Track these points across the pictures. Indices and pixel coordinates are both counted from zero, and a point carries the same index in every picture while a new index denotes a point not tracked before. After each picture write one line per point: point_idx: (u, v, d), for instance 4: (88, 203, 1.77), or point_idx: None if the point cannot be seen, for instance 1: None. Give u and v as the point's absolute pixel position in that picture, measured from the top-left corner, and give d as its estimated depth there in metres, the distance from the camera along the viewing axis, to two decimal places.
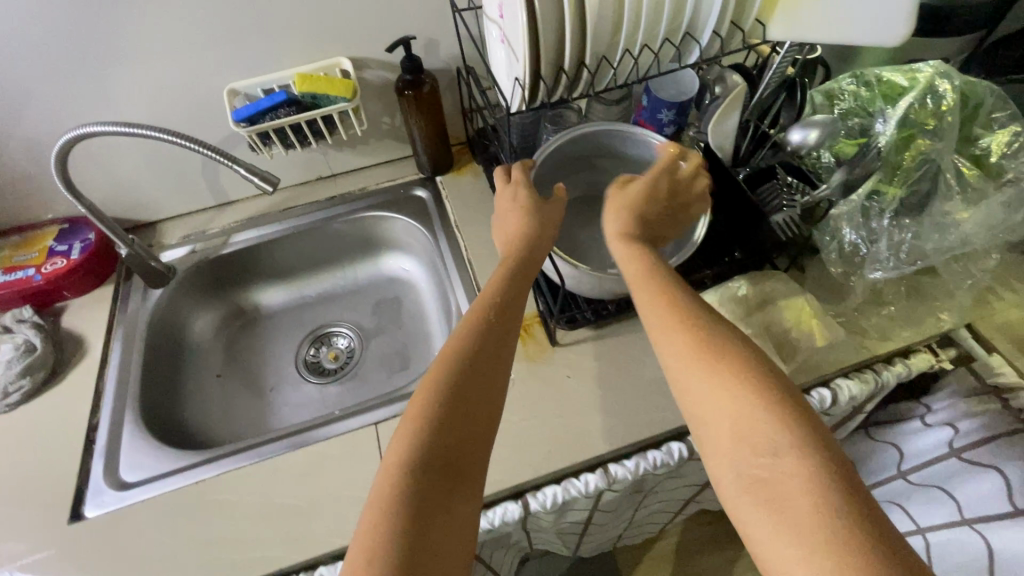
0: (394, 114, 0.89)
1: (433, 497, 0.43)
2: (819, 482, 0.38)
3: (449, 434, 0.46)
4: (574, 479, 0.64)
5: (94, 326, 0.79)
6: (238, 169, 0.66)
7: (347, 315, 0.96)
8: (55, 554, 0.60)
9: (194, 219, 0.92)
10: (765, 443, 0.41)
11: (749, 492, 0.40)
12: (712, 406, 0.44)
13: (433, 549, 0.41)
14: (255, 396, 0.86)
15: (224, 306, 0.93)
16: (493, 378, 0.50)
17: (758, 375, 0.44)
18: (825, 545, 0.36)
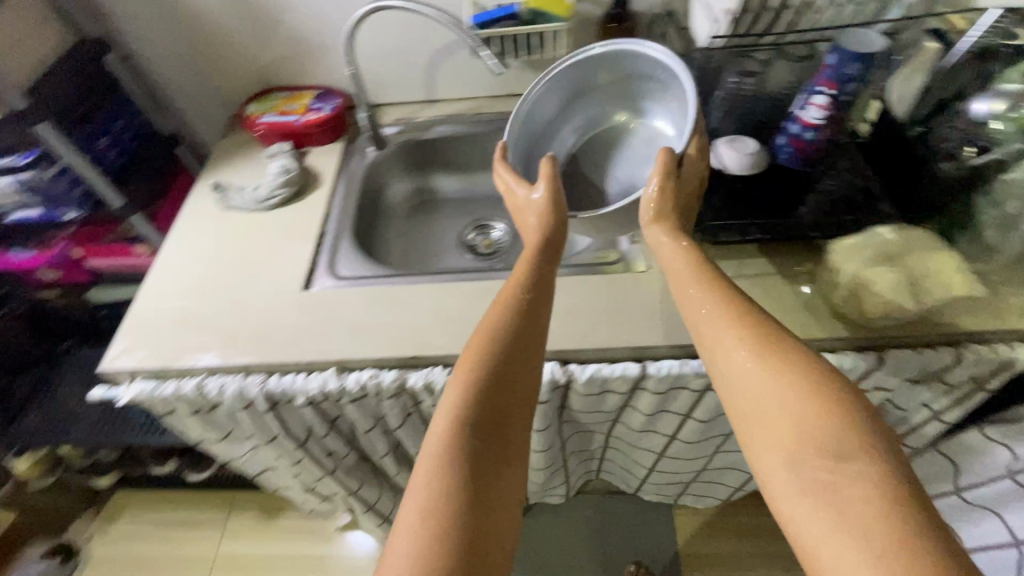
0: (589, 47, 1.03)
1: (503, 420, 0.53)
2: (874, 488, 0.42)
3: (502, 377, 0.55)
4: (691, 360, 0.74)
5: (328, 168, 1.02)
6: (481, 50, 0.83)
7: (503, 214, 1.12)
8: (291, 306, 0.82)
9: (407, 108, 1.13)
10: (830, 448, 0.44)
11: (804, 491, 0.44)
12: (766, 411, 0.49)
13: (498, 463, 0.51)
14: (423, 256, 1.06)
15: (411, 183, 1.13)
16: (535, 347, 0.58)
17: (832, 401, 0.47)
18: (896, 545, 0.39)
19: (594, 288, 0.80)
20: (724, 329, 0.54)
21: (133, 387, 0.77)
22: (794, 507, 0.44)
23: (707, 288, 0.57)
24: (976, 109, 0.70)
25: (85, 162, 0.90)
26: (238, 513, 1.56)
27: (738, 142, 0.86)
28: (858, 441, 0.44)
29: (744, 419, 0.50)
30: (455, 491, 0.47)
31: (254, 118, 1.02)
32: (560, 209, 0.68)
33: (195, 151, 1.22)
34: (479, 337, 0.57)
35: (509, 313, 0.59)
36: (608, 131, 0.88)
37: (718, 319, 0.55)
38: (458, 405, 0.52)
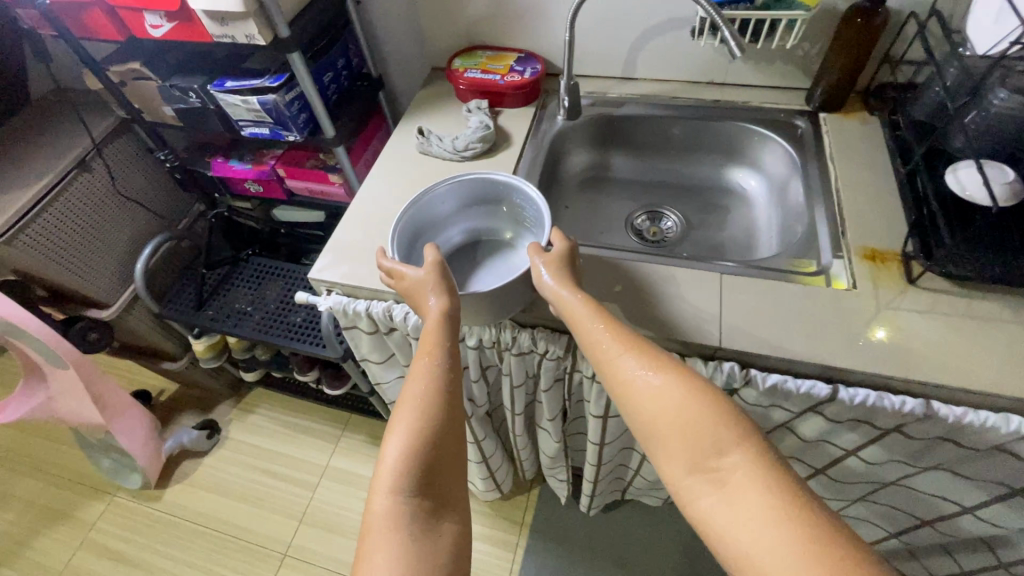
0: (817, 42, 0.95)
1: (450, 427, 0.58)
2: (762, 475, 0.47)
3: (444, 377, 0.61)
4: (891, 395, 0.68)
5: (519, 130, 1.05)
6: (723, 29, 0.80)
7: (675, 205, 1.09)
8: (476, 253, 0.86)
9: (600, 82, 1.12)
10: (707, 441, 0.51)
11: (701, 482, 0.50)
12: (679, 420, 0.53)
13: (448, 462, 0.57)
14: (589, 232, 1.06)
15: (587, 158, 1.13)
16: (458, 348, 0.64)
17: (709, 401, 0.53)
18: (807, 539, 0.43)
19: (789, 295, 0.75)
20: (622, 356, 0.59)
21: (333, 298, 0.86)
22: (704, 511, 0.49)
23: (614, 330, 0.61)
24: None
25: (317, 95, 1.02)
26: (350, 433, 1.70)
27: (993, 168, 0.75)
28: (718, 432, 0.50)
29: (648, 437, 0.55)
30: (419, 479, 0.54)
31: (459, 72, 1.07)
32: (451, 279, 0.69)
33: (389, 97, 1.31)
34: (422, 369, 0.61)
35: (440, 349, 0.63)
36: (492, 240, 0.88)
37: (601, 343, 0.61)
38: (415, 395, 0.59)
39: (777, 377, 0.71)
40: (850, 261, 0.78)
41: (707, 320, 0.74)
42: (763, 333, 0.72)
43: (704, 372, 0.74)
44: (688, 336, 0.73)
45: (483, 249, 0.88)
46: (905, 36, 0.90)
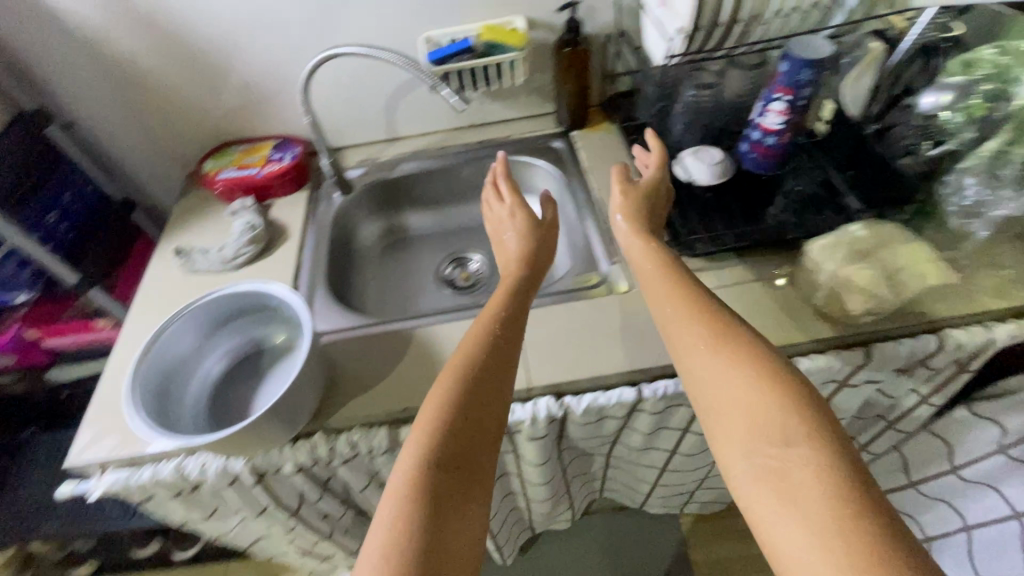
0: (546, 72, 1.03)
1: (486, 406, 0.58)
2: (822, 475, 0.48)
3: (479, 378, 0.60)
4: (685, 377, 0.74)
5: (294, 219, 0.99)
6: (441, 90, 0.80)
7: (479, 245, 1.11)
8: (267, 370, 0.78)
9: (370, 148, 1.11)
10: (780, 435, 0.51)
11: (761, 475, 0.51)
12: (748, 406, 0.53)
13: (476, 445, 0.56)
14: (401, 297, 1.04)
15: (381, 224, 1.11)
16: (508, 369, 0.62)
17: (792, 393, 0.53)
18: (834, 520, 0.46)
19: (580, 313, 0.79)
20: (686, 325, 0.61)
21: (105, 479, 0.71)
22: (745, 480, 0.52)
23: (683, 310, 0.62)
24: (925, 103, 0.73)
25: (54, 257, 0.91)
26: None
27: (703, 152, 0.88)
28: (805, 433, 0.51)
29: (718, 435, 0.55)
30: (433, 469, 0.52)
31: (212, 175, 0.99)
32: (537, 231, 0.82)
33: (151, 214, 1.18)
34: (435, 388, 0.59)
35: (472, 356, 0.62)
36: (261, 349, 0.78)
37: (685, 329, 0.61)
38: (441, 393, 0.58)
39: (589, 396, 0.74)
40: (623, 264, 0.84)
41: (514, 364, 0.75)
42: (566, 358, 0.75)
43: (528, 415, 0.73)
44: None
45: (258, 363, 0.78)
46: (611, 53, 1.01)
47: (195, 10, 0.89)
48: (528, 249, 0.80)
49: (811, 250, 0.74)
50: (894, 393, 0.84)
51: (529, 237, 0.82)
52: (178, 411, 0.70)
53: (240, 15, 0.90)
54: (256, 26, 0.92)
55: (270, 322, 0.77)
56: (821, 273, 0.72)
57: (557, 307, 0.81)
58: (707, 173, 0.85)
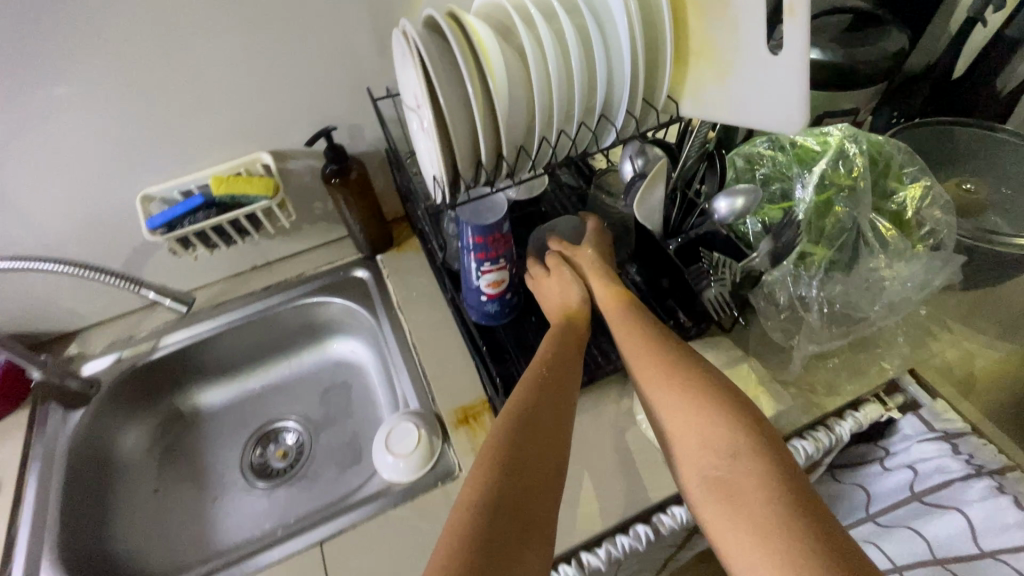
0: (326, 199, 0.87)
1: (533, 449, 0.49)
2: (772, 481, 0.45)
3: (533, 415, 0.52)
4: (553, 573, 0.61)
5: (10, 457, 0.73)
6: (145, 292, 0.71)
7: (294, 408, 0.91)
8: None
9: (120, 323, 0.87)
10: (731, 448, 0.48)
11: (712, 488, 0.47)
12: (705, 423, 0.50)
13: (533, 486, 0.47)
14: (198, 511, 0.80)
15: (158, 415, 0.87)
16: (551, 438, 0.51)
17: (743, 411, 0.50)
18: (779, 531, 0.42)
19: (403, 523, 0.63)
20: (648, 352, 0.58)
21: None
22: (694, 473, 0.49)
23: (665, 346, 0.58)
24: (721, 208, 0.64)
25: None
26: None
27: (397, 430, 0.70)
28: (730, 422, 0.49)
29: (672, 434, 0.52)
30: (487, 516, 0.43)
31: None
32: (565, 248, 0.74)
33: None
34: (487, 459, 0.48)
35: (536, 408, 0.53)
36: None
37: (644, 336, 0.60)
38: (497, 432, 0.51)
39: None
40: (450, 438, 0.70)
41: None
42: None
43: None
44: None
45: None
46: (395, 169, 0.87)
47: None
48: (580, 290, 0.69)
49: None
50: None
51: (567, 284, 0.70)
52: None
53: None
54: None
55: None
56: None
57: (372, 519, 0.64)
58: (416, 457, 0.67)
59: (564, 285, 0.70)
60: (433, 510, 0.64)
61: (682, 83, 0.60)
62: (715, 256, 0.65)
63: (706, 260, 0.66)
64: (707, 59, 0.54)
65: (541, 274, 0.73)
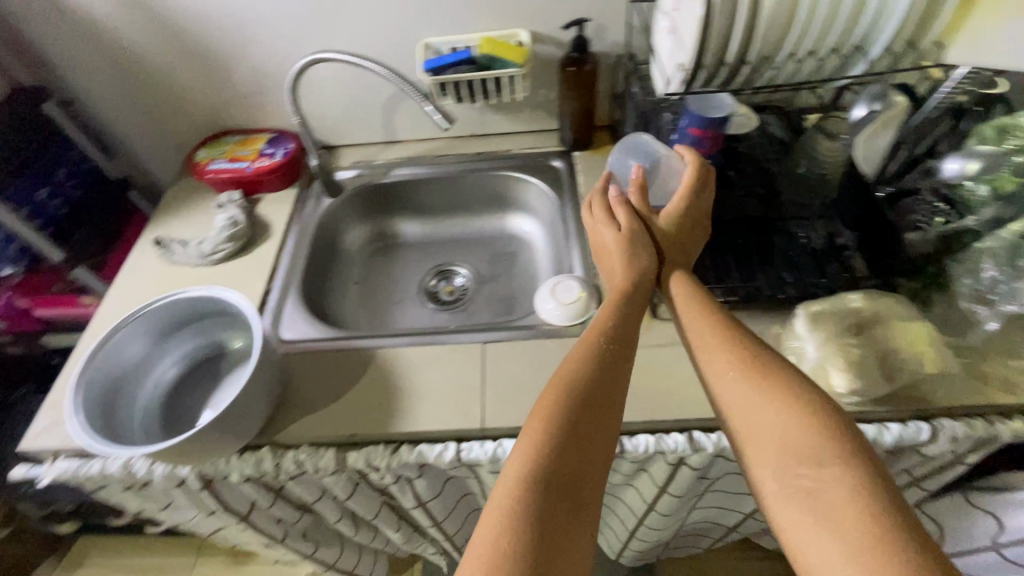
0: (551, 88, 0.98)
1: (590, 427, 0.51)
2: (860, 490, 0.45)
3: (591, 391, 0.53)
4: (667, 436, 0.70)
5: (280, 216, 0.98)
6: (426, 106, 0.76)
7: (468, 258, 1.08)
8: (232, 365, 0.76)
9: (365, 149, 1.08)
10: (812, 457, 0.48)
11: (792, 494, 0.47)
12: (786, 430, 0.49)
13: (586, 466, 0.49)
14: (382, 308, 1.01)
15: (372, 228, 1.09)
16: (609, 415, 0.53)
17: (826, 420, 0.49)
18: (861, 538, 0.43)
19: (549, 353, 0.76)
20: (721, 350, 0.56)
21: (56, 466, 0.73)
22: (770, 480, 0.49)
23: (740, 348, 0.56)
24: (949, 169, 0.70)
25: (29, 227, 0.91)
26: (203, 560, 1.47)
27: (563, 285, 0.81)
28: (808, 427, 0.49)
29: (745, 434, 0.52)
30: (542, 496, 0.46)
31: (202, 165, 0.98)
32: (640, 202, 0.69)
33: (150, 193, 1.18)
34: (540, 432, 0.50)
35: (580, 382, 0.54)
36: (225, 354, 0.77)
37: (722, 336, 0.57)
38: (552, 407, 0.52)
39: None
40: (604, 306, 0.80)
41: (473, 399, 0.72)
42: (529, 396, 0.71)
43: (487, 454, 0.68)
44: (454, 421, 0.70)
45: (218, 366, 0.77)
46: (620, 75, 0.95)
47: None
48: (646, 253, 0.65)
49: (806, 314, 0.69)
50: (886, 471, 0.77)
51: (629, 244, 0.65)
52: (125, 413, 0.69)
53: (237, 7, 0.88)
54: (254, 21, 0.90)
55: (217, 324, 0.76)
56: (808, 342, 0.68)
57: (525, 342, 0.77)
58: (573, 309, 0.79)
59: (632, 246, 0.65)
60: None
61: (957, 30, 0.61)
62: (935, 203, 0.72)
63: (925, 200, 0.73)
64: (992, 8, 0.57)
65: (608, 227, 0.68)
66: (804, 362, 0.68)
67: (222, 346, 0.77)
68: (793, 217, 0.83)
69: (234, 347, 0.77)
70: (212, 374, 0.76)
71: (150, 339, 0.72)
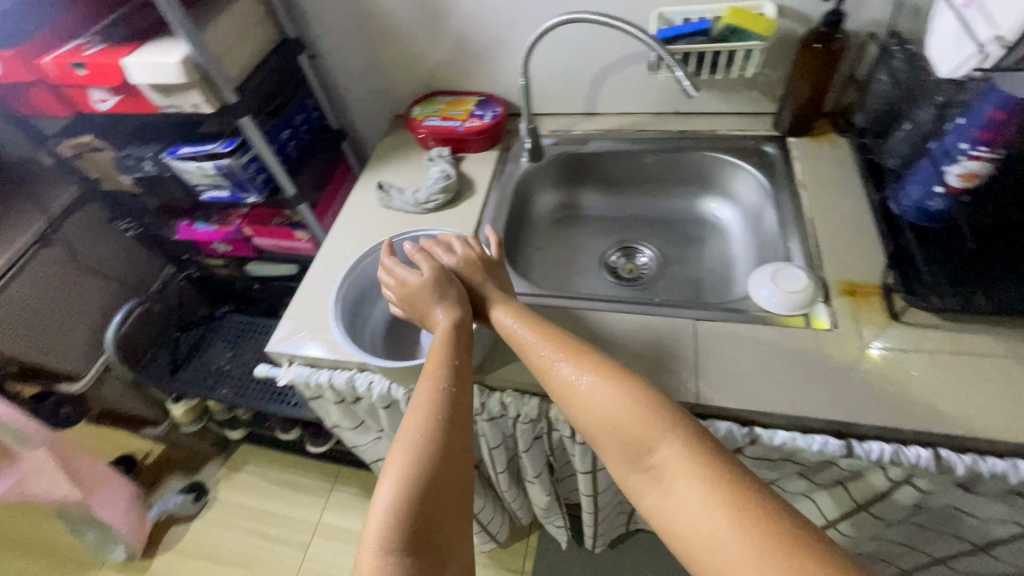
0: (779, 67, 0.92)
1: (459, 421, 0.56)
2: (688, 456, 0.47)
3: (463, 384, 0.59)
4: (906, 449, 0.64)
5: (483, 175, 1.02)
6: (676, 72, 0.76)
7: (650, 238, 1.06)
8: None
9: (563, 119, 1.10)
10: (643, 432, 0.50)
11: (641, 471, 0.49)
12: (616, 413, 0.52)
13: (457, 463, 0.53)
14: (563, 276, 1.03)
15: (558, 197, 1.11)
16: (468, 418, 0.57)
17: (628, 387, 0.53)
18: (731, 513, 0.42)
19: (769, 339, 0.72)
20: (552, 352, 0.60)
21: (293, 369, 0.82)
22: (619, 460, 0.51)
23: (552, 344, 0.60)
24: None
25: (270, 152, 0.99)
26: (340, 486, 1.61)
27: (785, 273, 0.76)
28: (631, 401, 0.52)
29: (584, 412, 0.55)
30: (429, 497, 0.49)
31: (419, 121, 1.05)
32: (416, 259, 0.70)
33: (356, 146, 1.29)
34: (428, 419, 0.54)
35: (434, 402, 0.56)
36: None
37: (548, 332, 0.62)
38: (430, 394, 0.57)
39: (785, 433, 0.66)
40: (831, 300, 0.74)
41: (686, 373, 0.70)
42: (747, 380, 0.68)
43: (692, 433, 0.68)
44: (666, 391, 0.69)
45: None
46: (866, 57, 0.87)
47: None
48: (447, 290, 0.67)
49: None
50: None
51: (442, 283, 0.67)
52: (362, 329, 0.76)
53: None
54: None
55: None
56: None
57: (740, 326, 0.74)
58: (797, 300, 0.73)
59: (440, 287, 0.67)
60: (799, 342, 0.71)
61: None
62: None
63: None
64: None
65: (449, 294, 0.67)
66: None
67: None
68: None
69: None
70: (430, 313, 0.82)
71: None
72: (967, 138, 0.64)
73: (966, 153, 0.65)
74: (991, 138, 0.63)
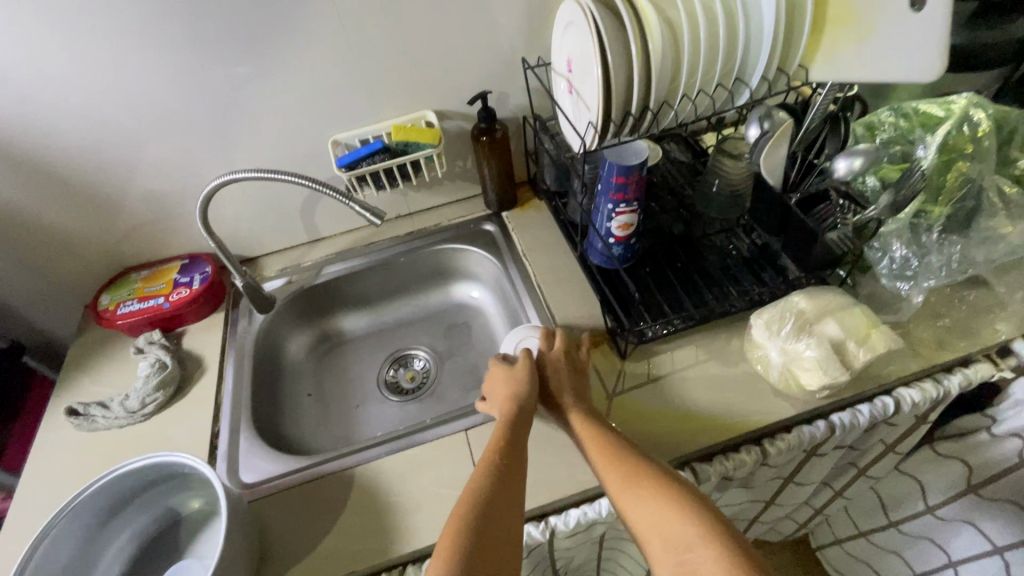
0: (466, 158, 1.00)
1: (488, 543, 0.51)
2: (722, 559, 0.47)
3: (493, 507, 0.54)
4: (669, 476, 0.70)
5: (211, 347, 0.90)
6: (352, 206, 0.75)
7: (421, 339, 1.05)
8: (194, 527, 0.69)
9: (289, 253, 1.03)
10: (684, 539, 0.50)
11: None
12: (662, 517, 0.52)
13: None
14: (342, 413, 0.94)
15: (313, 331, 1.03)
16: (505, 540, 0.53)
17: (686, 498, 0.53)
18: None
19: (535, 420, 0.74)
20: (608, 461, 0.59)
21: None
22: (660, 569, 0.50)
23: (613, 451, 0.60)
24: (840, 168, 0.71)
25: None
26: None
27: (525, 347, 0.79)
28: (685, 511, 0.51)
29: (633, 526, 0.54)
30: None
31: (111, 312, 0.89)
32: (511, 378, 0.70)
33: (48, 353, 1.04)
34: (452, 550, 0.50)
35: (458, 535, 0.51)
36: (182, 520, 0.70)
37: (603, 437, 0.62)
38: (453, 527, 0.52)
39: (576, 511, 0.68)
40: None
41: None
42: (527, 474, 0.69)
43: None
44: None
45: (176, 536, 0.69)
46: (529, 133, 0.99)
47: (54, 134, 0.79)
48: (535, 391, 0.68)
49: (758, 324, 0.74)
50: (866, 445, 0.82)
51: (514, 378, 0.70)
52: None
53: (120, 143, 0.82)
54: (139, 153, 0.84)
55: (166, 490, 0.69)
56: (771, 350, 0.72)
57: None
58: None
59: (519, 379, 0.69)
60: None
61: (815, 52, 0.70)
62: (840, 202, 0.74)
63: (834, 202, 0.74)
64: (842, 39, 0.67)
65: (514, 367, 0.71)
66: (773, 369, 0.71)
67: (178, 512, 0.70)
68: (721, 232, 0.88)
69: (194, 508, 0.70)
70: (172, 549, 0.69)
71: (90, 531, 0.64)
72: (611, 200, 0.75)
73: (615, 210, 0.76)
74: (625, 195, 0.74)
